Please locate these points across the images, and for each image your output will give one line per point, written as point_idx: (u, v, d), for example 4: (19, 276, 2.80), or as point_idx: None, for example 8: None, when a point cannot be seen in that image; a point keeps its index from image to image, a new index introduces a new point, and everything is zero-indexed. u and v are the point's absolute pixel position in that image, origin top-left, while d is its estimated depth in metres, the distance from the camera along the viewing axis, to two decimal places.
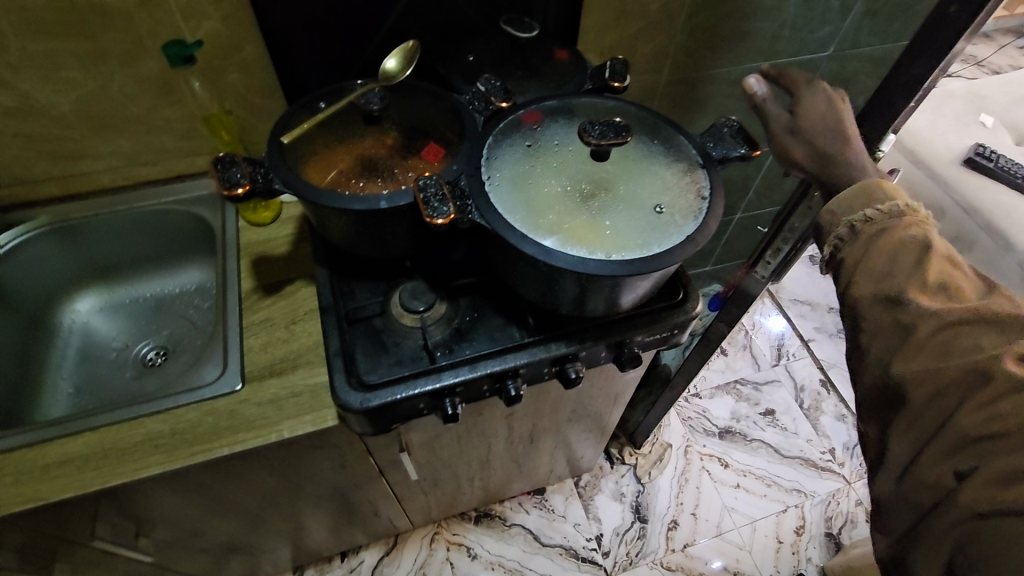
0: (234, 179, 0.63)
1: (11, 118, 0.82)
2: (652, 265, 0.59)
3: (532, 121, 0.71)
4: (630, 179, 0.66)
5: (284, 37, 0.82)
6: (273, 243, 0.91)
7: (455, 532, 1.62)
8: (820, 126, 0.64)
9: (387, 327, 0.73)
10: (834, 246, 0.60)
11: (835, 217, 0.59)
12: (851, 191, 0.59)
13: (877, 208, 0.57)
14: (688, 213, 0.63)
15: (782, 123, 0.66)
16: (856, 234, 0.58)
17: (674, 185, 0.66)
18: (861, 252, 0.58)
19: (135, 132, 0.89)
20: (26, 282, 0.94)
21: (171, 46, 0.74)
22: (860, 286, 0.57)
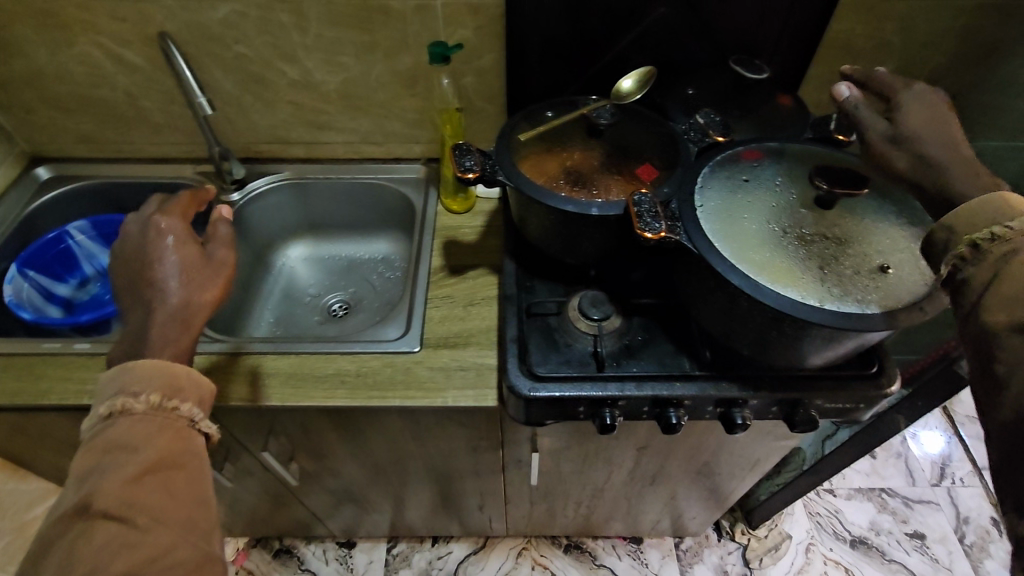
0: (467, 165, 0.71)
1: (291, 88, 0.99)
2: (867, 324, 0.56)
3: (751, 157, 0.70)
4: (852, 231, 0.63)
5: (523, 49, 0.90)
6: (464, 231, 0.99)
7: (542, 553, 1.60)
8: (922, 126, 0.61)
9: (561, 327, 0.76)
10: (951, 264, 0.51)
11: (953, 229, 0.52)
12: (976, 204, 0.52)
13: (1008, 223, 0.48)
14: (916, 277, 0.59)
15: (878, 128, 0.63)
16: (980, 252, 0.49)
17: (904, 245, 0.61)
18: (990, 271, 0.48)
19: (376, 115, 1.03)
20: (261, 223, 1.13)
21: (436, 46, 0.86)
22: (995, 312, 0.46)
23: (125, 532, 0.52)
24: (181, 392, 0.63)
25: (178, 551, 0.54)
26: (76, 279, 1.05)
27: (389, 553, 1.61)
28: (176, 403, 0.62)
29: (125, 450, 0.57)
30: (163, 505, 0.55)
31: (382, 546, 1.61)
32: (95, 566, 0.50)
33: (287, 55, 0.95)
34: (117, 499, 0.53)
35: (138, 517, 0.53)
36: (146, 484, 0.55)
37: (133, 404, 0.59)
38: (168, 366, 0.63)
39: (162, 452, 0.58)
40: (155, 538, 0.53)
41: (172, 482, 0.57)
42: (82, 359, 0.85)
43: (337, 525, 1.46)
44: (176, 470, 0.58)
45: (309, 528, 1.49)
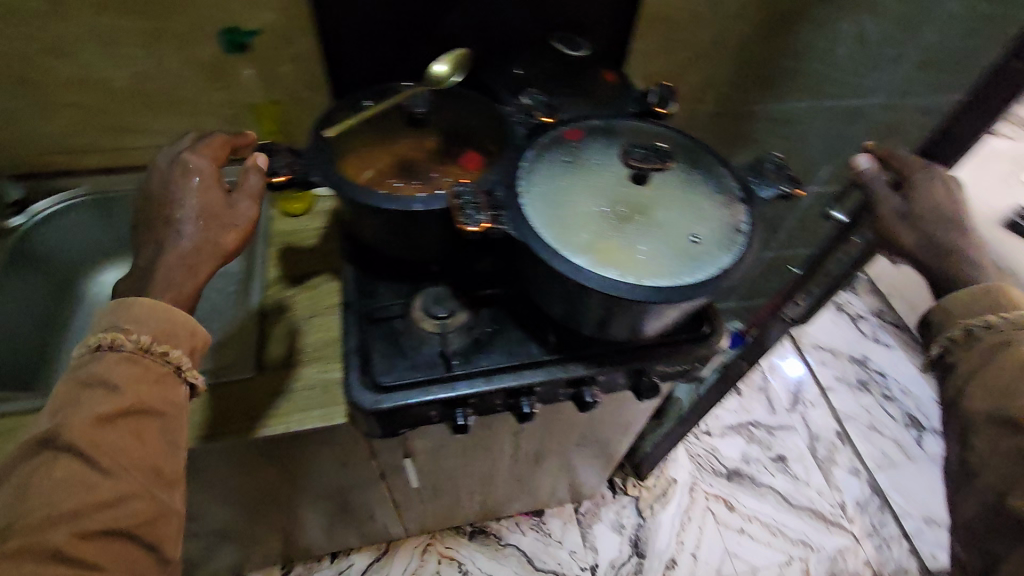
0: (276, 167, 0.66)
1: (67, 87, 0.84)
2: (682, 295, 0.58)
3: (573, 138, 0.70)
4: (667, 206, 0.65)
5: (338, 32, 0.83)
6: (302, 235, 0.91)
7: (448, 545, 1.59)
8: (930, 213, 0.63)
9: (406, 330, 0.72)
10: (943, 344, 0.60)
11: (947, 315, 0.60)
12: (970, 292, 0.58)
13: (1003, 314, 0.56)
14: (723, 244, 0.62)
15: (894, 206, 0.65)
16: (973, 338, 0.58)
17: (710, 213, 0.65)
18: (976, 360, 0.57)
19: (182, 114, 0.91)
20: (58, 249, 0.96)
21: (228, 33, 0.79)
22: (968, 395, 0.56)
23: (81, 473, 0.51)
24: (174, 338, 0.59)
25: (132, 502, 0.52)
26: None
27: None
28: (163, 348, 0.58)
29: (103, 387, 0.55)
30: (127, 454, 0.53)
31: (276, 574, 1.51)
32: (50, 502, 0.49)
33: (53, 49, 0.79)
34: (84, 438, 0.52)
35: (102, 459, 0.52)
36: (114, 426, 0.53)
37: (122, 342, 0.57)
38: (168, 312, 0.59)
39: (139, 396, 0.55)
40: (114, 484, 0.52)
41: (144, 430, 0.55)
42: None
43: (218, 564, 1.34)
44: (152, 417, 0.56)
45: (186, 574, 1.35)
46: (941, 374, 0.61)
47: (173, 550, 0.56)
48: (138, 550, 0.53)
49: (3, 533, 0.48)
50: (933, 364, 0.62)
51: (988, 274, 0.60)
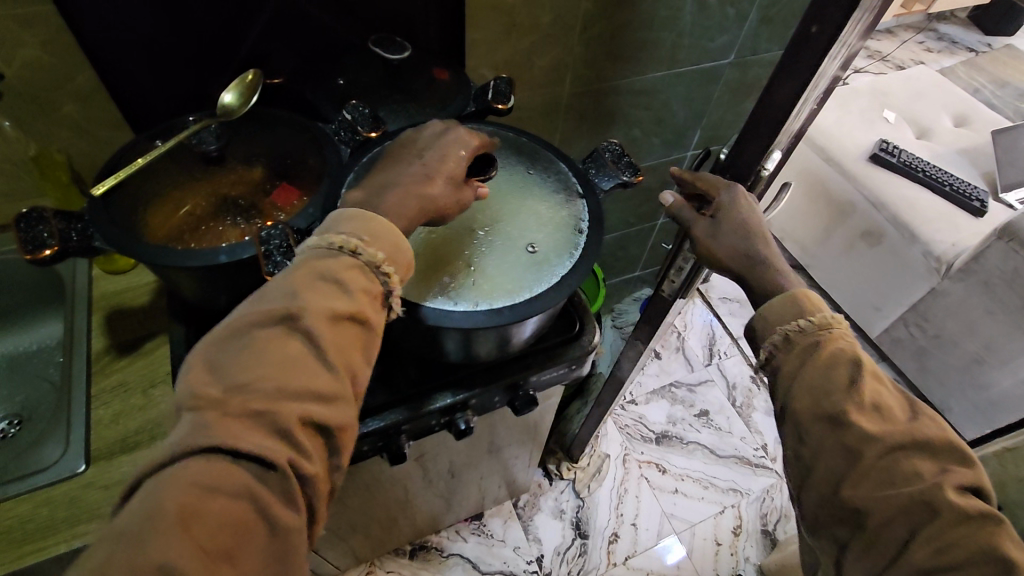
0: (40, 240, 0.55)
1: None
2: (520, 314, 0.55)
3: None
4: (505, 215, 0.62)
5: (122, 63, 0.72)
6: (133, 293, 0.82)
7: (389, 570, 1.54)
8: (734, 237, 0.65)
9: None
10: (768, 351, 0.63)
11: (765, 324, 0.63)
12: (779, 301, 0.62)
13: (808, 318, 0.60)
14: (562, 250, 0.59)
15: (704, 234, 0.67)
16: (789, 342, 0.61)
17: (554, 214, 0.62)
18: (795, 362, 0.60)
19: None
20: None
21: None
22: (792, 398, 0.59)
23: (304, 356, 0.43)
24: (400, 257, 0.51)
25: (341, 405, 0.44)
26: None
27: None
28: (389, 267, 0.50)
29: (333, 284, 0.47)
30: (343, 359, 0.45)
31: None
32: (263, 380, 0.41)
33: None
34: (319, 325, 0.44)
35: (331, 355, 0.44)
36: (339, 328, 0.46)
37: (360, 248, 0.49)
38: (401, 239, 0.51)
39: (364, 304, 0.48)
40: (330, 384, 0.44)
41: (358, 341, 0.47)
42: None
43: None
44: (364, 331, 0.48)
45: None
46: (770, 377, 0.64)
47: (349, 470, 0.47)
48: (331, 458, 0.44)
49: (238, 393, 0.40)
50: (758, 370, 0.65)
51: (792, 281, 0.64)
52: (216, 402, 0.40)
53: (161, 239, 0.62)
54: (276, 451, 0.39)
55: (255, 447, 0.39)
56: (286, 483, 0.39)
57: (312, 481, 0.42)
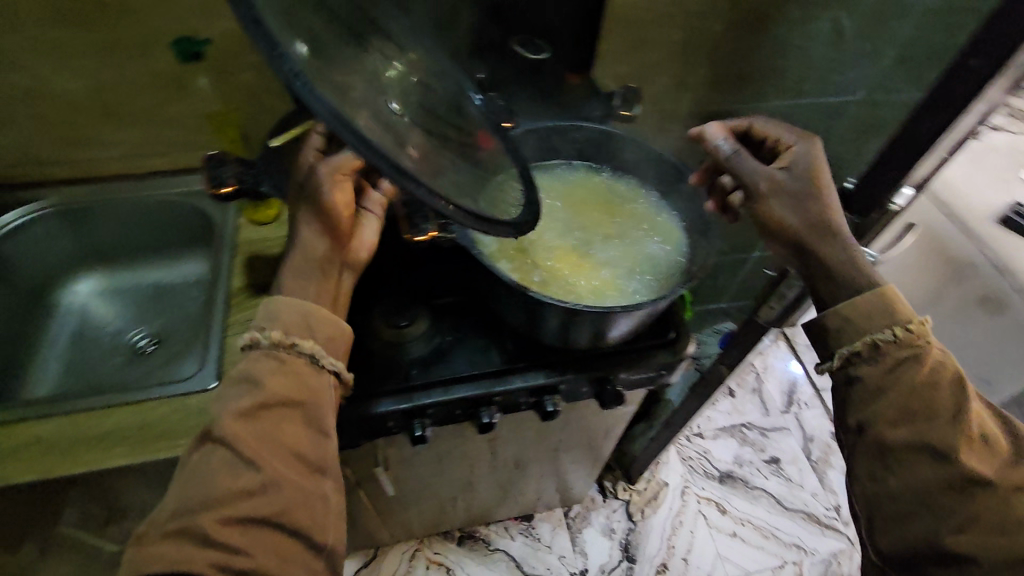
0: (222, 178, 0.67)
1: (32, 102, 0.85)
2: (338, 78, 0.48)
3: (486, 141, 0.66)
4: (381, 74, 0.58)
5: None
6: (270, 243, 0.92)
7: (436, 551, 1.58)
8: (816, 202, 0.63)
9: (363, 340, 0.72)
10: (845, 357, 0.60)
11: (843, 328, 0.60)
12: (861, 300, 0.59)
13: (903, 326, 0.57)
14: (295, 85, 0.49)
15: (775, 198, 0.64)
16: (876, 350, 0.58)
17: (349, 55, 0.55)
18: (883, 376, 0.58)
19: (148, 124, 0.92)
20: (32, 260, 0.97)
21: (180, 42, 0.81)
22: (879, 417, 0.57)
23: (229, 462, 0.49)
24: (308, 331, 0.57)
25: (274, 488, 0.50)
26: None
27: None
28: (299, 340, 0.55)
29: (247, 383, 0.54)
30: (268, 445, 0.51)
31: None
32: (199, 491, 0.48)
33: (16, 63, 0.81)
34: (233, 431, 0.50)
35: (249, 450, 0.50)
36: (258, 420, 0.52)
37: (260, 340, 0.55)
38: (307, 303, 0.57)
39: (280, 390, 0.53)
40: (250, 474, 0.49)
41: (285, 423, 0.53)
42: None
43: None
44: (293, 409, 0.53)
45: None
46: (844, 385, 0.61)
47: (323, 540, 0.52)
48: (281, 536, 0.50)
49: (170, 517, 0.47)
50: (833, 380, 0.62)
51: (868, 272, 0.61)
52: (158, 524, 0.47)
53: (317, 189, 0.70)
54: (196, 558, 0.45)
55: (182, 560, 0.45)
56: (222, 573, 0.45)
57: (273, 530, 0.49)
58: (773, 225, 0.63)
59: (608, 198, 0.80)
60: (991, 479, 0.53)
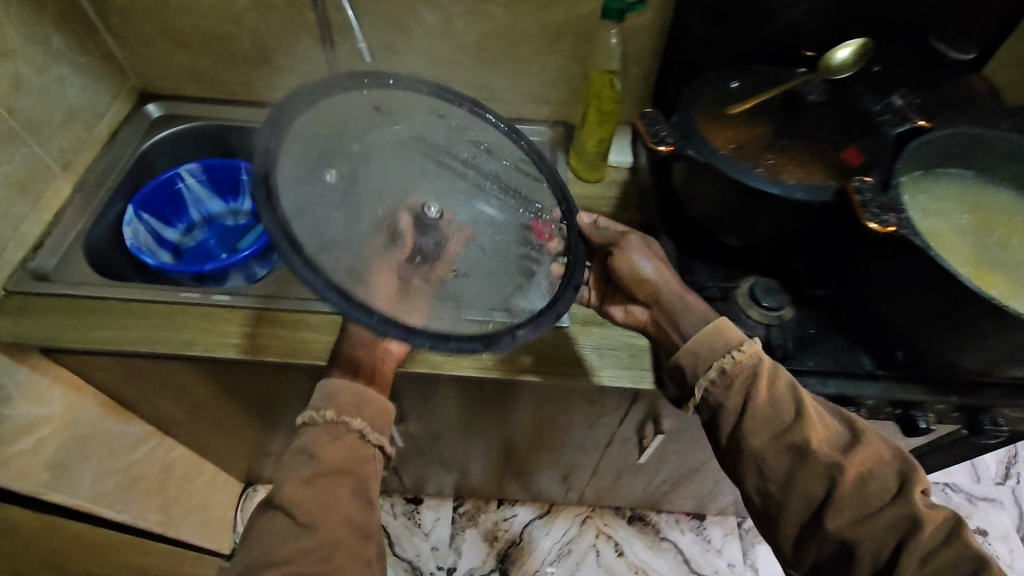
0: (661, 136, 0.66)
1: (428, 37, 0.92)
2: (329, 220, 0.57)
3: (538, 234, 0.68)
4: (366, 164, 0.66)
5: (685, 25, 0.82)
6: (599, 201, 0.95)
7: (606, 523, 1.61)
8: (656, 261, 0.71)
9: (731, 313, 0.72)
10: (704, 390, 0.63)
11: (697, 360, 0.64)
12: (703, 335, 0.64)
13: (733, 354, 0.63)
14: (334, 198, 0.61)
15: (635, 244, 0.71)
16: (724, 376, 0.63)
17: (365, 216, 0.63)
18: (738, 396, 0.62)
19: (510, 71, 0.96)
20: None
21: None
22: (798, 477, 0.58)
23: (288, 526, 0.57)
24: (358, 407, 0.65)
25: (332, 531, 0.57)
26: (180, 226, 1.06)
27: (456, 511, 1.61)
28: (349, 419, 0.64)
29: (308, 455, 0.61)
30: (327, 500, 0.59)
31: (449, 504, 1.62)
32: (268, 547, 0.56)
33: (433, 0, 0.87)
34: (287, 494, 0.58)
35: (303, 514, 0.57)
36: (316, 484, 0.59)
37: (317, 418, 0.64)
38: (355, 385, 0.66)
39: (333, 459, 0.61)
40: (313, 537, 0.56)
41: (335, 485, 0.60)
42: (219, 313, 0.79)
43: (410, 475, 1.47)
44: (343, 476, 0.61)
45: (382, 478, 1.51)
46: (708, 418, 0.64)
47: None
48: None
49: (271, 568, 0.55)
50: (745, 477, 0.61)
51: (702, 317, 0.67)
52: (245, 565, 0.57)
53: (727, 153, 0.68)
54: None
55: None
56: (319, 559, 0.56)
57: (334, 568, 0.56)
58: (638, 281, 0.70)
59: (1005, 221, 0.70)
60: (839, 463, 0.58)
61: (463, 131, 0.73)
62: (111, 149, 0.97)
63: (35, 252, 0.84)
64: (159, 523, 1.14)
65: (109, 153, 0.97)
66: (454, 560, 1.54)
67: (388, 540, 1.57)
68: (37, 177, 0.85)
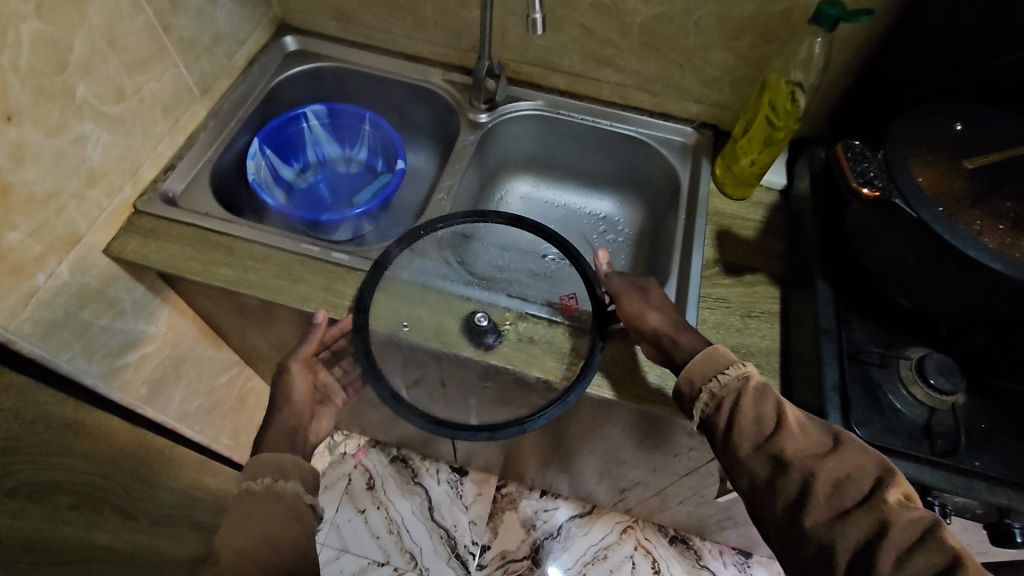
0: (868, 177, 0.57)
1: (592, 12, 0.84)
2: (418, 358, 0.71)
3: (565, 306, 0.75)
4: (431, 292, 0.74)
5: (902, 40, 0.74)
6: (741, 222, 0.86)
7: (646, 537, 1.57)
8: (656, 305, 0.70)
9: (890, 386, 0.64)
10: (700, 409, 0.61)
11: (691, 386, 0.62)
12: (698, 360, 0.62)
13: (721, 375, 0.60)
14: (428, 338, 0.71)
15: (632, 297, 0.71)
16: (714, 398, 0.60)
17: (448, 333, 0.72)
18: (725, 413, 0.59)
19: (671, 61, 0.88)
20: (498, 152, 1.02)
21: (829, 5, 0.66)
22: (779, 488, 0.54)
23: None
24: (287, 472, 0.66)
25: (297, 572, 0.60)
26: (297, 164, 1.04)
27: (498, 491, 1.61)
28: (288, 481, 0.65)
29: (254, 514, 0.62)
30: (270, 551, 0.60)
31: (492, 483, 1.62)
32: None
33: None
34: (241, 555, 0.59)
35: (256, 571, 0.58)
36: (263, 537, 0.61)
37: (255, 485, 0.64)
38: (284, 457, 0.67)
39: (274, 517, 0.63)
40: None
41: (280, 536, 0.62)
42: (337, 271, 0.77)
43: (463, 449, 1.46)
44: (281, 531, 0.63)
45: (435, 445, 1.51)
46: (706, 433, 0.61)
47: None
48: None
49: None
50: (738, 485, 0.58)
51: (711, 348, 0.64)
52: None
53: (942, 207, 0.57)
54: None
55: None
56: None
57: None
58: (638, 325, 0.69)
59: None
60: (811, 467, 0.53)
61: (479, 235, 0.79)
62: (247, 78, 0.95)
63: (166, 174, 0.84)
64: (228, 450, 1.18)
65: (243, 82, 0.95)
66: (488, 538, 1.54)
67: (428, 503, 1.58)
68: (179, 99, 0.84)
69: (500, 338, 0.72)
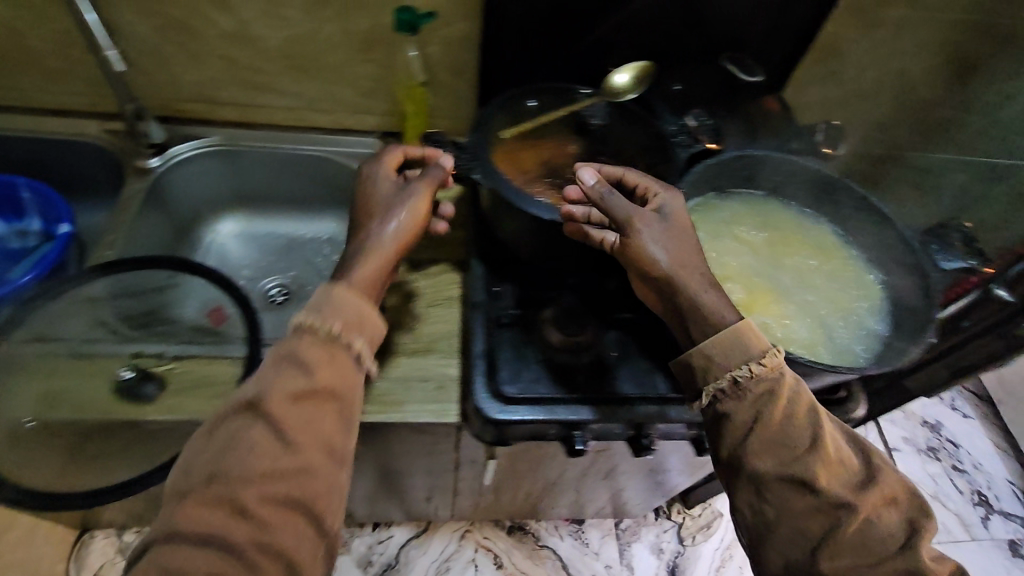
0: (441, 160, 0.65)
1: (224, 41, 0.84)
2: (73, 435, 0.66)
3: (217, 320, 0.74)
4: (68, 372, 0.69)
5: None
6: None
7: (485, 535, 1.55)
8: (676, 244, 0.58)
9: (532, 339, 0.71)
10: (713, 394, 0.55)
11: (710, 362, 0.55)
12: (723, 334, 0.55)
13: (755, 363, 0.54)
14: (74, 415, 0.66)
15: (649, 229, 0.58)
16: (737, 388, 0.54)
17: (96, 402, 0.66)
18: (749, 411, 0.54)
19: (324, 79, 0.90)
20: (185, 192, 0.96)
21: (401, 12, 0.72)
22: (784, 500, 0.53)
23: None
24: None
25: (304, 473, 0.51)
26: None
27: None
28: (351, 339, 0.55)
29: (298, 367, 0.53)
30: None
31: None
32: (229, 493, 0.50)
33: (222, 2, 0.79)
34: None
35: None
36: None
37: (319, 326, 0.55)
38: (362, 302, 0.57)
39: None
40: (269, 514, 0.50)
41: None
42: None
43: None
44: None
45: None
46: (710, 422, 0.56)
47: None
48: None
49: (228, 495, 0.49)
50: (738, 489, 0.55)
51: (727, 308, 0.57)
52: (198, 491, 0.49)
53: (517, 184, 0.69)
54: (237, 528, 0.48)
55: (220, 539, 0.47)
56: (241, 547, 0.47)
57: (264, 550, 0.48)
58: (644, 266, 0.57)
59: (795, 237, 0.73)
60: (851, 502, 0.52)
61: (109, 290, 0.76)
62: None
63: None
64: None
65: None
66: None
67: None
68: None
69: (156, 384, 0.67)
